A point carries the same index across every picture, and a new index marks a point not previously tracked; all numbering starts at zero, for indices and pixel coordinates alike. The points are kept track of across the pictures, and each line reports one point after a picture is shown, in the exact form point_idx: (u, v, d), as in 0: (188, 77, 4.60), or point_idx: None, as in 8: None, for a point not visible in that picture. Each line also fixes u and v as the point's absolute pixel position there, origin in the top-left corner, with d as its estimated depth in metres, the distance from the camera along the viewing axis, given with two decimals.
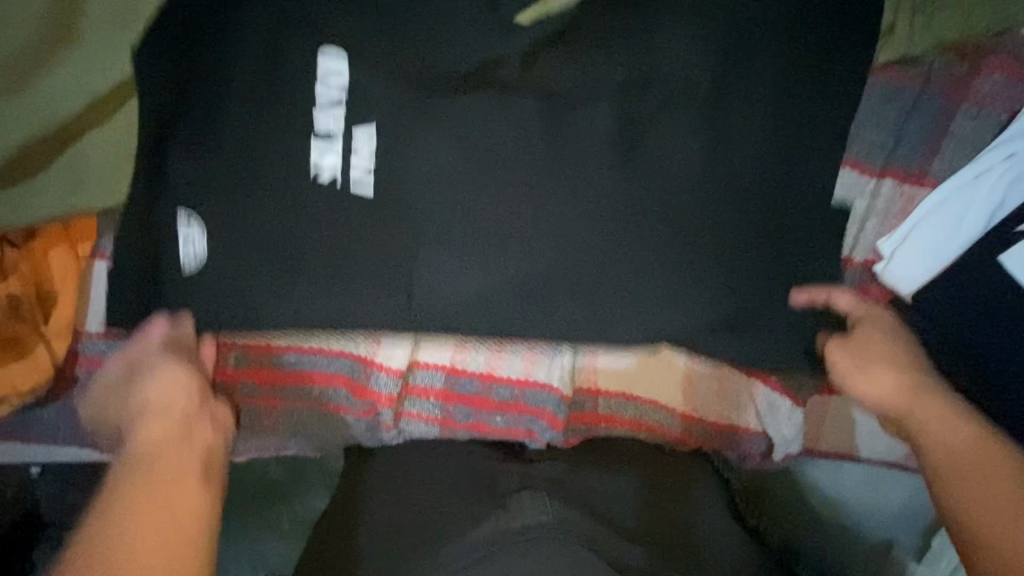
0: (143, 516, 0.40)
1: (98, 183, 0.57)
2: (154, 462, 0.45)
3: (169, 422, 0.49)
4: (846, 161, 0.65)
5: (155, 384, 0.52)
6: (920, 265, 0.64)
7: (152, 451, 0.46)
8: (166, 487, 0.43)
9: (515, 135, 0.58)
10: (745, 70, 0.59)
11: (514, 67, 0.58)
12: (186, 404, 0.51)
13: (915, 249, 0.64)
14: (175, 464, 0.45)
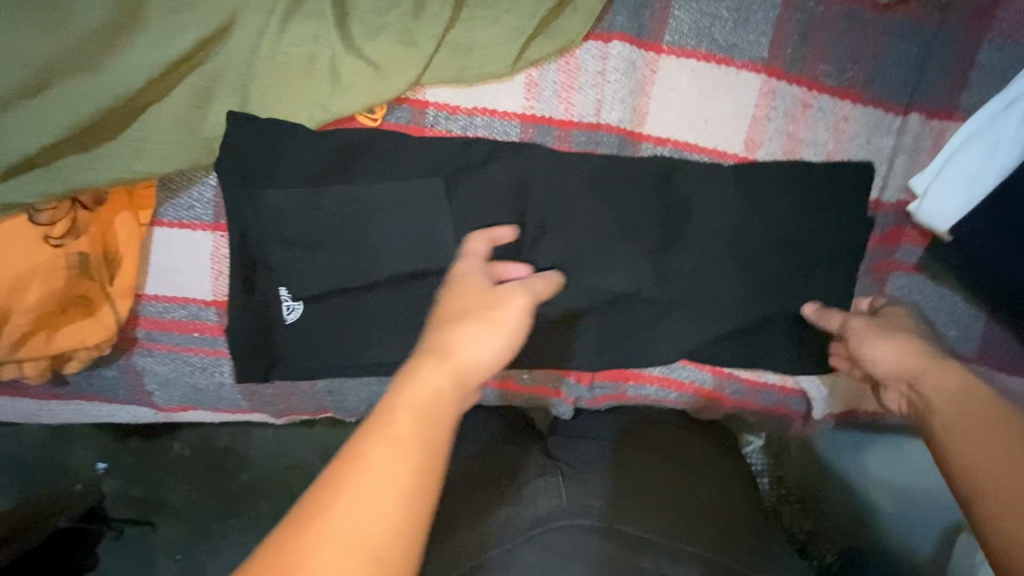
0: (385, 448, 0.37)
1: (158, 155, 0.63)
2: (417, 386, 0.40)
3: (449, 372, 0.42)
4: (864, 100, 0.65)
5: (427, 383, 0.40)
6: (954, 200, 0.63)
7: (429, 412, 0.39)
8: (414, 444, 0.37)
9: (540, 95, 0.67)
10: (751, 25, 0.64)
11: (531, 28, 0.65)
12: (444, 397, 0.40)
13: (949, 185, 0.63)
14: (408, 451, 0.37)
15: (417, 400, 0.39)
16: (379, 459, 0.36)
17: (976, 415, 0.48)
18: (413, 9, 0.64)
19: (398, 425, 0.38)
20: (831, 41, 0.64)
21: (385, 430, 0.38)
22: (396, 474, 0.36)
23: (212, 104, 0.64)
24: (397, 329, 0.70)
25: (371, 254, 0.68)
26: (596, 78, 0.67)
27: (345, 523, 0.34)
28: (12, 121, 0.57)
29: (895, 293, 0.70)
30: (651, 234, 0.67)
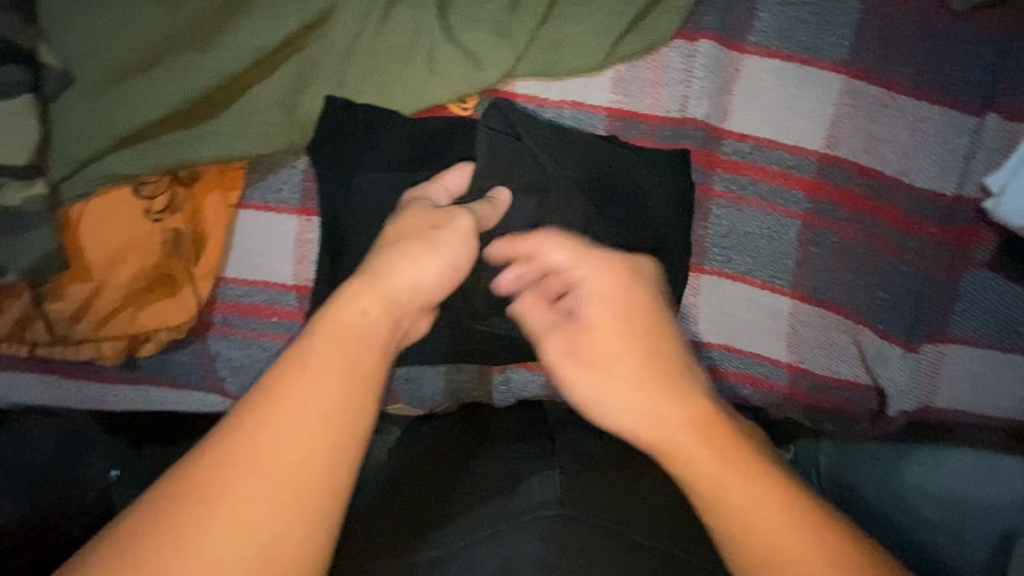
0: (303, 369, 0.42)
1: (256, 136, 0.64)
2: (339, 321, 0.46)
3: (379, 294, 0.48)
4: (941, 100, 0.67)
5: (357, 307, 0.46)
6: None
7: (345, 341, 0.44)
8: (326, 382, 0.42)
9: (628, 89, 0.69)
10: (833, 27, 0.67)
11: (625, 25, 0.67)
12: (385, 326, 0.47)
13: None
14: (318, 373, 0.42)
15: (337, 331, 0.45)
16: (262, 416, 0.40)
17: (691, 431, 0.48)
18: (513, 4, 0.66)
19: (322, 353, 0.43)
20: (909, 44, 0.67)
21: (266, 400, 0.41)
22: (297, 427, 0.40)
23: (309, 87, 0.65)
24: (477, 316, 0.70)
25: None
26: (684, 74, 0.69)
27: (232, 495, 0.37)
28: (122, 93, 0.57)
29: (969, 290, 0.70)
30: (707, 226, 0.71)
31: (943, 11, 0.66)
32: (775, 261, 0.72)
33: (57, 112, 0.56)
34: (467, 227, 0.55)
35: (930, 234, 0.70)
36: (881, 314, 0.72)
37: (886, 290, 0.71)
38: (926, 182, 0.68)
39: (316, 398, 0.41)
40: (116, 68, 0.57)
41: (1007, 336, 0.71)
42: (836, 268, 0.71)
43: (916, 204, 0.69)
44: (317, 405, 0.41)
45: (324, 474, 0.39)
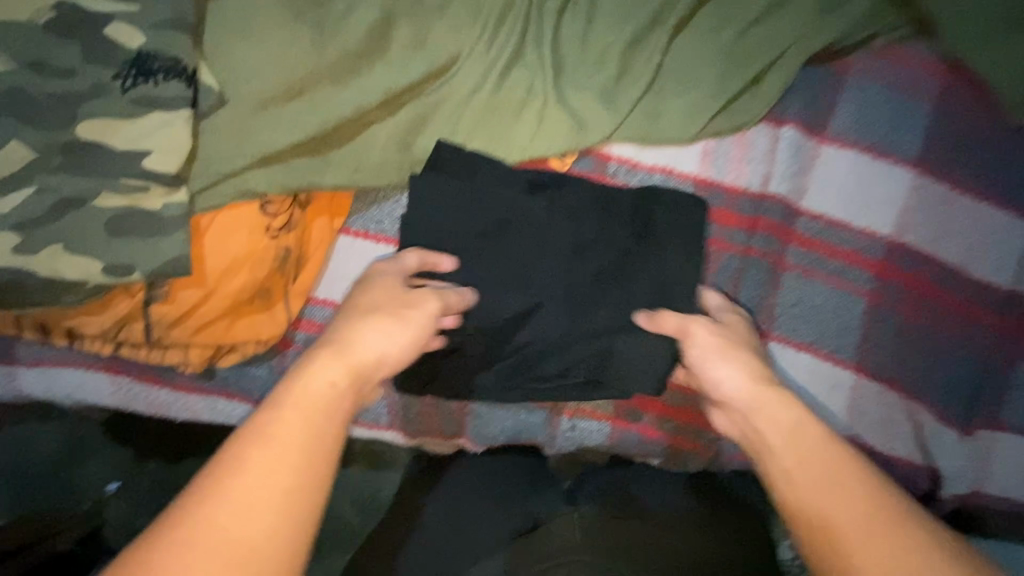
0: (301, 415, 0.49)
1: (373, 167, 0.68)
2: (308, 387, 0.51)
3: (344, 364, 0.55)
4: (1002, 203, 0.73)
5: (323, 378, 0.53)
6: None
7: (313, 410, 0.50)
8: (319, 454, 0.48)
9: (714, 162, 0.75)
10: (906, 127, 0.74)
11: (718, 105, 0.73)
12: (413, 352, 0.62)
13: None
14: (297, 444, 0.48)
15: (306, 400, 0.50)
16: (250, 477, 0.45)
17: (856, 507, 0.49)
18: (619, 76, 0.73)
19: (299, 419, 0.49)
20: (973, 150, 0.73)
21: (249, 463, 0.46)
22: (276, 488, 0.45)
23: (426, 129, 0.70)
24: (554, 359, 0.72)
25: (540, 284, 0.70)
26: (767, 155, 0.75)
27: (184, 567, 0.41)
28: (266, 118, 0.62)
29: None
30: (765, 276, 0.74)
31: (1007, 123, 0.72)
32: (841, 334, 0.75)
33: (206, 128, 0.61)
34: (429, 308, 0.62)
35: (988, 324, 0.74)
36: (938, 396, 0.75)
37: (944, 373, 0.75)
38: (985, 275, 0.73)
39: (285, 454, 0.47)
40: (265, 95, 0.62)
41: None
42: (897, 347, 0.75)
43: (975, 294, 0.74)
44: (287, 469, 0.46)
45: (292, 541, 0.44)
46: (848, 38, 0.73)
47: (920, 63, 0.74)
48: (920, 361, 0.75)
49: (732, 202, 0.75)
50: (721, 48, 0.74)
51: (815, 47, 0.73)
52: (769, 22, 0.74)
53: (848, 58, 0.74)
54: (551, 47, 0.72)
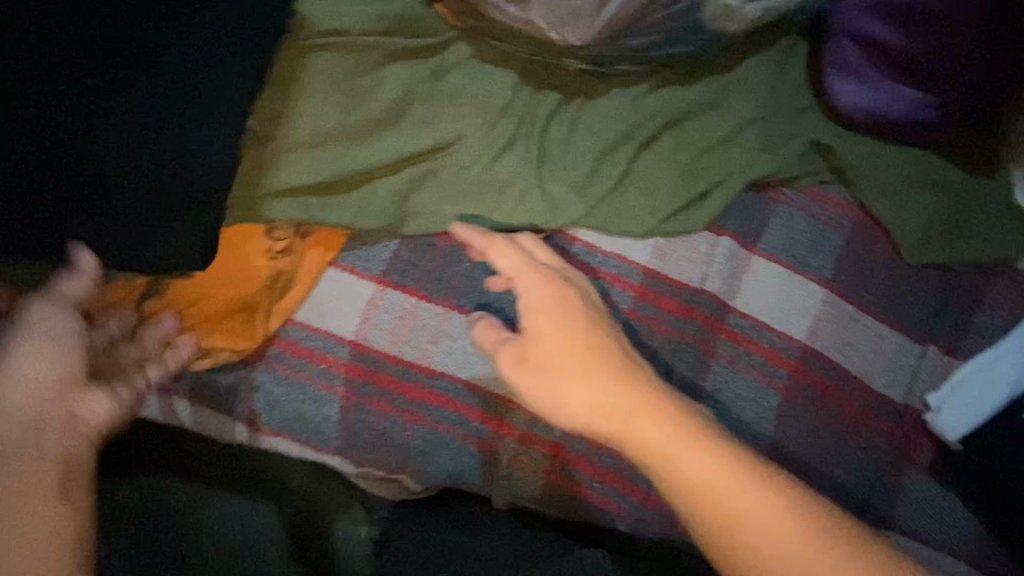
0: None
1: (371, 213, 0.80)
2: None
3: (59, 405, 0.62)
4: (896, 326, 0.86)
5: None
6: (963, 417, 0.82)
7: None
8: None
9: (662, 255, 0.88)
10: (822, 252, 0.88)
11: (669, 210, 0.88)
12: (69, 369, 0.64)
13: (960, 404, 0.82)
14: None
15: None
16: None
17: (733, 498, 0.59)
18: (591, 174, 0.87)
19: None
20: (875, 279, 0.87)
21: None
22: None
23: (421, 189, 0.82)
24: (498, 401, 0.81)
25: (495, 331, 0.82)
26: (707, 256, 0.88)
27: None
28: (291, 162, 0.77)
29: (909, 484, 0.84)
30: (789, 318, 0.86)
31: (901, 262, 0.88)
32: (757, 421, 0.85)
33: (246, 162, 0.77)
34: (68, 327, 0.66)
35: (881, 428, 0.85)
36: (837, 490, 0.84)
37: (842, 468, 0.84)
38: (881, 385, 0.85)
39: None
40: (296, 142, 0.78)
41: (936, 531, 0.83)
42: (806, 439, 0.85)
43: (871, 401, 0.85)
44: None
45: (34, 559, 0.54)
46: (779, 174, 0.89)
47: (839, 204, 0.90)
48: (821, 453, 0.84)
49: (674, 290, 0.87)
50: (679, 166, 0.89)
51: (752, 176, 0.89)
52: (717, 151, 0.90)
53: (781, 190, 0.90)
54: (538, 141, 0.87)
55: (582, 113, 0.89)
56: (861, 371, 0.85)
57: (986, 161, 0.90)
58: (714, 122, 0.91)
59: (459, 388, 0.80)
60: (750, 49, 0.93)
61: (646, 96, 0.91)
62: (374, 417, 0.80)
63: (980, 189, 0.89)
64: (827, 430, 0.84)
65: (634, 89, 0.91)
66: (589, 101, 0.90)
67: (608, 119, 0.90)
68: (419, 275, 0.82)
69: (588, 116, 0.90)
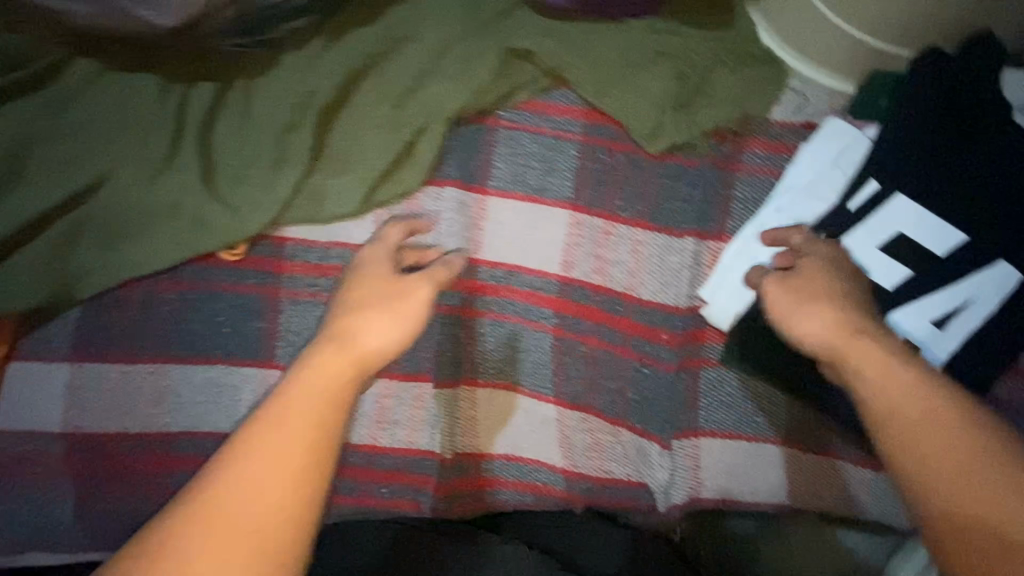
0: None
1: (23, 290, 0.70)
2: None
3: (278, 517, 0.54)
4: (651, 227, 0.78)
5: None
6: (731, 304, 0.76)
7: None
8: None
9: (383, 228, 0.78)
10: (555, 171, 0.79)
11: (372, 176, 0.76)
12: None
13: (726, 293, 0.76)
14: None
15: None
16: None
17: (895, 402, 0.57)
18: (274, 163, 0.75)
19: None
20: (617, 183, 0.79)
21: None
22: None
23: (77, 245, 0.72)
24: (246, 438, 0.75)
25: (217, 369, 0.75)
26: (433, 216, 0.79)
27: None
28: None
29: (709, 386, 0.78)
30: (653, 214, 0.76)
31: (645, 154, 0.78)
32: (535, 371, 0.80)
33: None
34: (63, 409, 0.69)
35: (662, 339, 0.78)
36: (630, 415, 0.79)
37: (631, 392, 0.79)
38: (650, 295, 0.78)
39: None
40: None
41: (747, 425, 0.79)
42: (588, 374, 0.79)
43: (644, 314, 0.78)
44: None
45: None
46: (487, 98, 0.78)
47: (562, 111, 0.79)
48: (606, 383, 0.79)
49: None
50: (377, 122, 0.77)
51: (456, 109, 0.77)
52: (414, 91, 0.78)
53: (496, 115, 0.79)
54: (200, 145, 0.74)
55: (245, 96, 0.76)
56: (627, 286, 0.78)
57: (715, 10, 0.79)
58: (402, 59, 0.79)
59: (200, 439, 0.75)
60: None
61: (322, 53, 0.78)
62: (115, 505, 0.73)
63: (710, 45, 0.78)
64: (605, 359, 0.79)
65: (305, 50, 0.78)
66: (251, 80, 0.77)
67: (277, 92, 0.76)
68: (115, 338, 0.74)
69: (253, 97, 0.76)
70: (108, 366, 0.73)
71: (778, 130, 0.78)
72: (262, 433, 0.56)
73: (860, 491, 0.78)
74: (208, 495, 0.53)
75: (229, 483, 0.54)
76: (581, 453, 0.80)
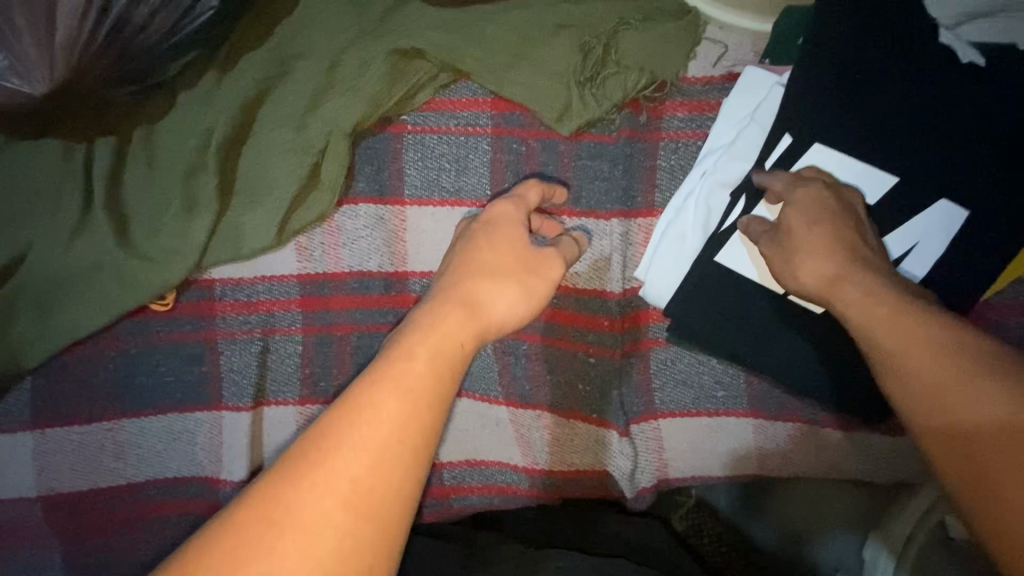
0: None
1: None
2: None
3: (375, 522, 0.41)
4: (577, 213, 0.74)
5: None
6: (670, 277, 0.71)
7: None
8: None
9: (307, 255, 0.78)
10: (469, 169, 0.76)
11: (283, 205, 0.74)
12: None
13: (662, 269, 0.71)
14: None
15: None
16: None
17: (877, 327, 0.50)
18: (185, 210, 0.74)
19: None
20: (534, 172, 0.75)
21: None
22: None
23: (14, 319, 0.74)
24: (209, 476, 0.78)
25: (172, 415, 0.78)
26: (353, 235, 0.77)
27: None
28: None
29: (660, 367, 0.76)
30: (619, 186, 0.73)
31: (558, 137, 0.74)
32: (483, 377, 0.79)
33: None
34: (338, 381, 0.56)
35: (602, 326, 0.76)
36: (582, 405, 0.78)
37: (581, 384, 0.77)
38: (584, 283, 0.75)
39: None
40: None
41: (706, 401, 0.75)
42: (535, 372, 0.78)
43: (582, 303, 0.75)
44: None
45: None
46: (384, 105, 0.74)
47: (466, 104, 0.75)
48: (553, 378, 0.77)
49: (336, 287, 0.79)
50: (280, 149, 0.75)
51: (355, 124, 0.74)
52: (312, 112, 0.75)
53: (400, 121, 0.77)
54: (110, 204, 0.74)
55: (148, 147, 0.76)
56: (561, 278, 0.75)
57: None
58: (295, 80, 0.76)
59: (168, 482, 0.78)
60: None
61: (215, 87, 0.77)
62: (100, 556, 0.77)
63: (611, 6, 0.72)
64: (549, 354, 0.77)
65: (198, 87, 0.77)
66: (150, 129, 0.76)
67: (178, 138, 0.76)
68: (71, 402, 0.77)
69: (158, 146, 0.76)
70: (70, 428, 0.77)
71: (696, 88, 0.72)
72: (386, 391, 0.44)
73: (832, 453, 0.75)
74: (309, 466, 0.41)
75: (333, 458, 0.41)
76: (540, 451, 0.79)
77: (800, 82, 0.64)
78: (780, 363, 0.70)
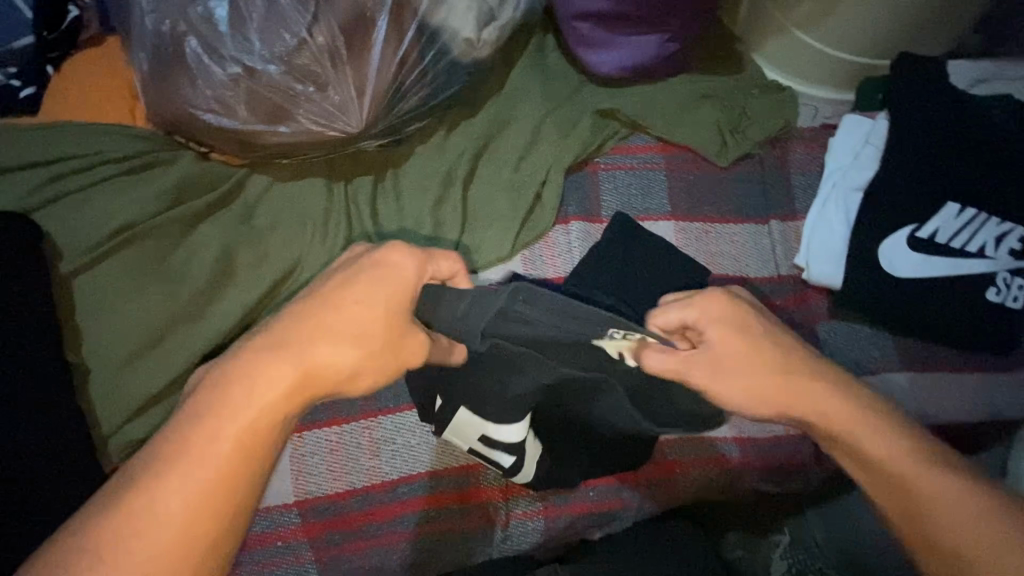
0: None
1: None
2: None
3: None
4: (741, 220, 0.97)
5: None
6: (910, 257, 0.88)
7: None
8: None
9: (530, 265, 0.93)
10: (652, 194, 0.97)
11: (516, 222, 0.93)
12: None
13: (901, 251, 0.89)
14: None
15: None
16: None
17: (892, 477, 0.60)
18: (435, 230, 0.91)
19: None
20: (702, 193, 0.98)
21: None
22: None
23: None
24: (456, 469, 0.81)
25: (420, 410, 0.82)
26: (566, 246, 0.94)
27: None
28: (138, 369, 0.75)
29: (826, 335, 0.93)
30: (754, 203, 0.98)
31: (718, 167, 0.99)
32: None
33: (96, 393, 0.74)
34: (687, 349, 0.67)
35: (776, 305, 0.94)
36: None
37: None
38: (755, 272, 0.95)
39: None
40: (129, 352, 0.75)
41: (868, 360, 0.92)
42: None
43: (757, 287, 0.94)
44: None
45: None
46: (586, 150, 0.97)
47: (644, 149, 1.00)
48: None
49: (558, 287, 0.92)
50: (506, 182, 0.94)
51: (567, 162, 0.96)
52: (530, 155, 0.96)
53: (595, 162, 0.99)
54: (372, 227, 0.88)
55: (400, 182, 0.92)
56: (736, 269, 0.95)
57: (729, 59, 1.04)
58: (514, 132, 0.97)
59: (419, 476, 0.80)
60: (508, 61, 1.01)
61: (447, 140, 0.95)
62: (355, 560, 0.77)
63: (742, 81, 1.02)
64: None
65: (432, 139, 0.95)
66: (398, 169, 0.93)
67: (426, 175, 0.93)
68: (327, 406, 0.81)
69: (407, 182, 0.93)
70: (327, 429, 0.80)
71: (809, 132, 1.01)
72: (232, 419, 0.50)
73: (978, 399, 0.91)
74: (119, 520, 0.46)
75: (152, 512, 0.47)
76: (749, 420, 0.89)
77: (902, 114, 0.92)
78: (930, 317, 0.89)
